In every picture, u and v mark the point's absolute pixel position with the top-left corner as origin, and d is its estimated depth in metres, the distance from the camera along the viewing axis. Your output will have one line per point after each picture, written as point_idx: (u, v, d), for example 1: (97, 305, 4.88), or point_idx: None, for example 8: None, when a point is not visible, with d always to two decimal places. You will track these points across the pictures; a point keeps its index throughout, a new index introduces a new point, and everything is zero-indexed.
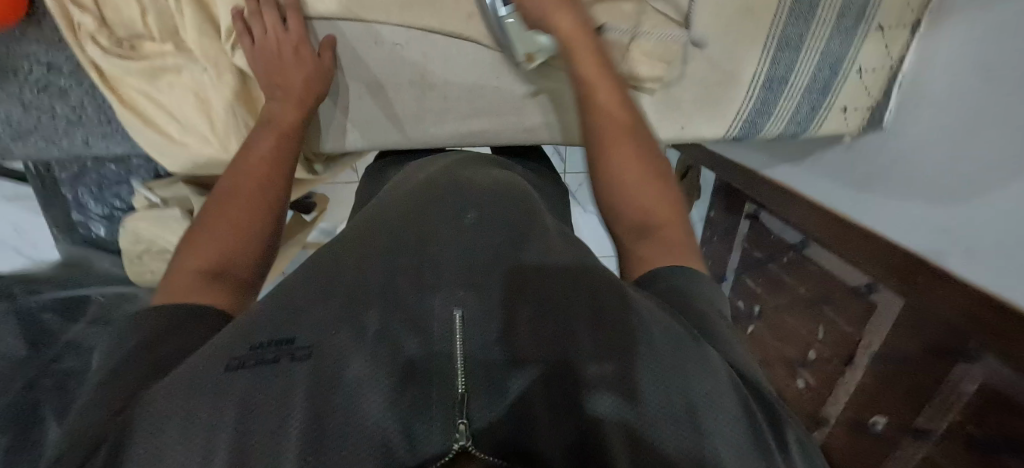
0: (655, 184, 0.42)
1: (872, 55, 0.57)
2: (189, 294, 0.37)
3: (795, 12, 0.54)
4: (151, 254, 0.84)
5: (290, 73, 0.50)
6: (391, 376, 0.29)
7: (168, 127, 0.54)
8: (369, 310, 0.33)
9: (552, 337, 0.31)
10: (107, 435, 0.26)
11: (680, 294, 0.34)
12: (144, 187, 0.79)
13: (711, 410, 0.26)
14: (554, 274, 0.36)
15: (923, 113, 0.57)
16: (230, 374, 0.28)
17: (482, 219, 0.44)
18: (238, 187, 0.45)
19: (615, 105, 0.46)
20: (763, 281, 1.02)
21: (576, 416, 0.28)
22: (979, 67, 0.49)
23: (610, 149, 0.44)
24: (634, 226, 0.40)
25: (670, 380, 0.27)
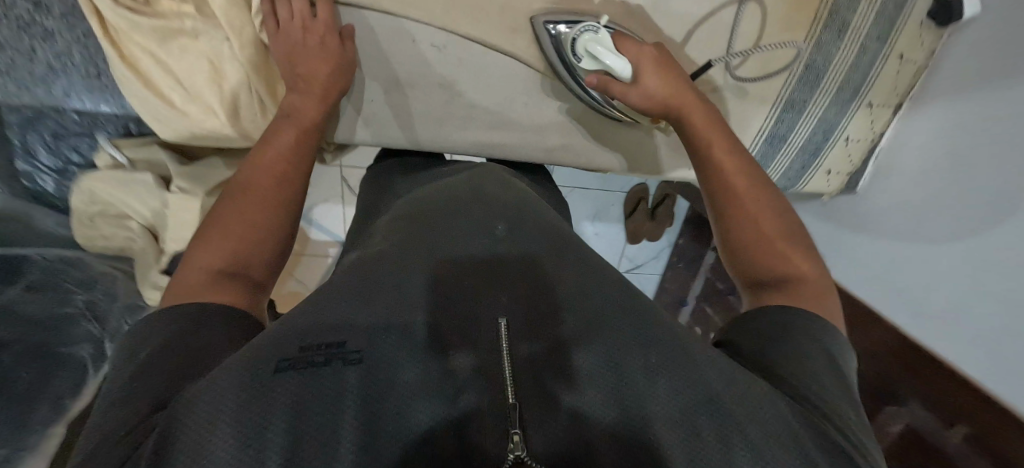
0: (786, 242, 0.44)
1: (859, 128, 0.63)
2: (203, 294, 0.36)
3: (804, 79, 0.58)
4: (106, 216, 0.77)
5: (314, 65, 0.46)
6: (444, 387, 0.32)
7: (170, 93, 0.50)
8: (415, 318, 0.36)
9: (601, 358, 0.33)
10: (147, 434, 0.26)
11: (773, 331, 0.38)
12: (111, 143, 0.72)
13: (758, 427, 0.29)
14: (591, 294, 0.39)
15: (896, 181, 0.66)
16: (282, 375, 0.29)
17: (512, 234, 0.46)
18: (255, 180, 0.43)
19: (734, 162, 0.47)
20: (722, 310, 1.13)
21: (630, 429, 0.30)
22: (949, 139, 0.58)
23: (739, 204, 0.46)
24: (763, 281, 0.43)
25: (714, 404, 0.30)
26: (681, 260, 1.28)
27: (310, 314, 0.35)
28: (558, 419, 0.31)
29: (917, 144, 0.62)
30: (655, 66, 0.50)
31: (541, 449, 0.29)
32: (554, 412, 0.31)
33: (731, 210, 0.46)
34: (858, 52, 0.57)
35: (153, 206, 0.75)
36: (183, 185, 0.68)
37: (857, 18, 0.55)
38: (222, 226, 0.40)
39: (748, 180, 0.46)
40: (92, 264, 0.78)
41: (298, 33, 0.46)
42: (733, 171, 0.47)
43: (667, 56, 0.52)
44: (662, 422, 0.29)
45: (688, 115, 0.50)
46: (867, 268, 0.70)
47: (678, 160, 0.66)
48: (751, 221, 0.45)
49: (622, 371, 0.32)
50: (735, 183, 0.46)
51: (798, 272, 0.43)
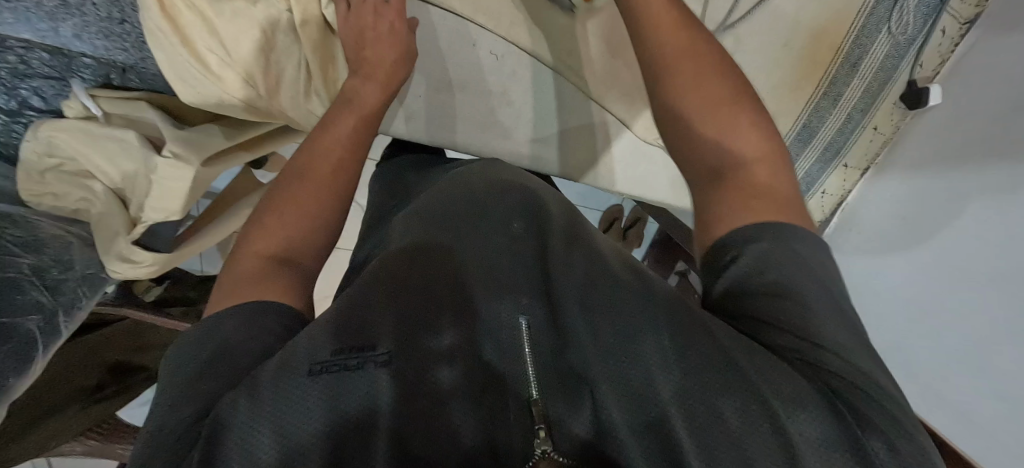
0: (734, 118, 0.38)
1: (834, 184, 0.73)
2: (254, 283, 0.33)
3: (800, 137, 0.67)
4: (61, 173, 0.66)
5: (381, 50, 0.47)
6: (473, 386, 0.29)
7: (207, 54, 0.46)
8: (442, 318, 0.32)
9: (620, 350, 0.29)
10: (197, 436, 0.24)
11: (767, 258, 0.30)
12: (87, 93, 0.63)
13: (789, 411, 0.24)
14: (620, 282, 0.35)
15: (864, 225, 0.75)
16: (315, 379, 0.27)
17: (528, 232, 0.41)
18: (309, 163, 0.41)
19: (673, 27, 0.42)
20: None
21: (656, 429, 0.26)
22: (914, 192, 0.68)
23: (677, 72, 0.40)
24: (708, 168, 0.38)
25: (746, 394, 0.25)
26: None
27: (344, 307, 0.32)
28: (582, 421, 0.28)
29: (884, 203, 0.72)
30: None
31: (568, 449, 0.26)
32: (579, 414, 0.28)
33: (673, 89, 0.40)
34: (845, 119, 0.67)
35: (125, 169, 0.65)
36: (179, 150, 0.61)
37: (847, 92, 0.65)
38: (275, 213, 0.38)
39: (693, 49, 0.41)
40: (42, 223, 0.67)
41: (370, 17, 0.47)
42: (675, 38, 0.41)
43: None
44: (682, 417, 0.26)
45: None
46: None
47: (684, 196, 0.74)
48: (692, 97, 0.39)
49: (641, 362, 0.28)
50: (674, 52, 0.41)
51: (740, 153, 0.37)
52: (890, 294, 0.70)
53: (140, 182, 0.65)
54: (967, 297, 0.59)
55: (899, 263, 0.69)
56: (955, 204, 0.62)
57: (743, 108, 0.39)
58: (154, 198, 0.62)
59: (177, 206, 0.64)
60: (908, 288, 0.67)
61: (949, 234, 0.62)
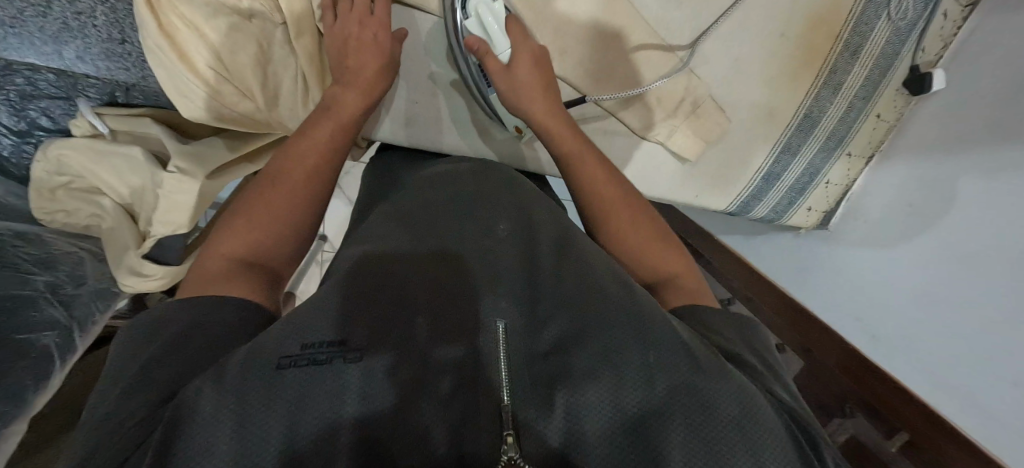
0: (646, 230, 0.46)
1: (837, 172, 0.71)
2: (219, 283, 0.34)
3: (801, 127, 0.66)
4: (71, 191, 0.67)
5: (362, 60, 0.46)
6: (445, 386, 0.29)
7: (205, 70, 0.46)
8: (417, 317, 0.33)
9: (602, 355, 0.30)
10: (157, 422, 0.25)
11: (718, 331, 0.36)
12: (93, 112, 0.64)
13: (758, 436, 0.27)
14: (592, 282, 0.35)
15: (873, 208, 0.73)
16: (281, 372, 0.27)
17: (514, 236, 0.41)
18: (286, 164, 0.42)
19: (585, 153, 0.49)
20: None
21: (630, 440, 0.27)
22: (917, 179, 0.67)
23: (596, 190, 0.47)
24: (652, 281, 0.44)
25: (737, 404, 0.28)
26: None
27: (330, 303, 0.32)
28: (552, 423, 0.28)
29: (887, 195, 0.71)
30: (531, 59, 0.52)
31: (532, 454, 0.27)
32: (548, 415, 0.29)
33: (606, 223, 0.46)
34: (847, 108, 0.65)
35: (133, 184, 0.67)
36: (184, 165, 0.62)
37: (848, 81, 0.63)
38: (248, 213, 0.39)
39: (603, 171, 0.48)
40: (55, 241, 0.68)
41: (354, 26, 0.46)
42: (587, 159, 0.49)
43: (544, 56, 0.54)
44: (665, 429, 0.27)
45: (553, 122, 0.51)
46: (834, 303, 0.79)
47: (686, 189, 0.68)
48: (618, 229, 0.46)
49: (625, 372, 0.29)
50: (593, 173, 0.48)
51: (671, 268, 0.44)
52: (899, 279, 0.69)
53: (147, 197, 0.66)
54: (984, 290, 0.58)
55: (905, 255, 0.68)
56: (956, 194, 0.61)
57: (653, 227, 0.46)
58: (161, 211, 0.64)
59: (186, 219, 0.65)
60: (912, 276, 0.67)
61: (955, 223, 0.61)
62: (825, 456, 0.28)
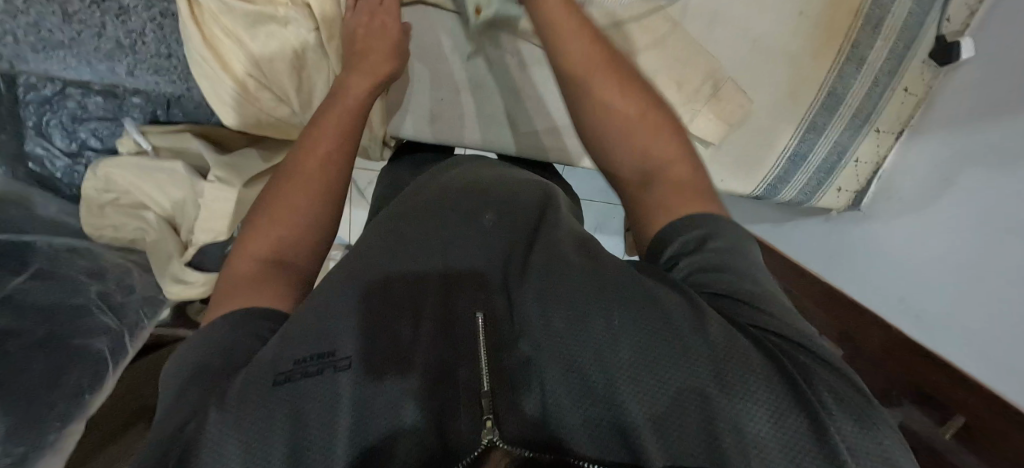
0: (643, 116, 0.41)
1: (867, 152, 0.70)
2: (248, 287, 0.35)
3: (826, 106, 0.65)
4: (120, 206, 0.71)
5: (375, 42, 0.48)
6: (424, 383, 0.30)
7: (242, 77, 0.49)
8: (402, 319, 0.34)
9: (571, 338, 0.31)
10: (176, 443, 0.25)
11: (716, 262, 0.31)
12: (137, 129, 0.69)
13: (750, 410, 0.24)
14: (576, 271, 0.34)
15: (903, 187, 0.71)
16: (277, 388, 0.28)
17: (500, 222, 0.43)
18: (293, 169, 0.42)
19: (579, 38, 0.45)
20: None
21: (613, 430, 0.28)
22: (952, 151, 0.64)
23: (588, 82, 0.43)
24: (639, 172, 0.40)
25: (760, 395, 0.24)
26: None
27: (318, 309, 0.33)
28: (529, 411, 0.30)
29: (919, 170, 0.69)
30: None
31: (512, 435, 0.28)
32: (525, 404, 0.30)
33: (598, 116, 0.43)
34: (872, 83, 0.64)
35: (173, 196, 0.70)
36: (221, 173, 0.66)
37: (872, 55, 0.62)
38: (266, 220, 0.39)
39: (596, 55, 0.44)
40: (105, 254, 0.72)
41: (365, 16, 0.48)
42: (576, 46, 0.45)
43: None
44: (640, 404, 0.26)
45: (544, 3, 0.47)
46: (873, 285, 0.76)
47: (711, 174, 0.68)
48: (610, 109, 0.42)
49: (592, 352, 0.29)
50: (580, 61, 0.44)
51: (663, 155, 0.40)
52: (940, 255, 0.66)
53: (189, 207, 0.69)
54: None
55: (943, 231, 0.66)
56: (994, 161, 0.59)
57: (648, 113, 0.42)
58: (203, 221, 0.67)
59: (226, 227, 0.67)
60: (954, 251, 0.64)
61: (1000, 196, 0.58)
62: (818, 385, 0.24)
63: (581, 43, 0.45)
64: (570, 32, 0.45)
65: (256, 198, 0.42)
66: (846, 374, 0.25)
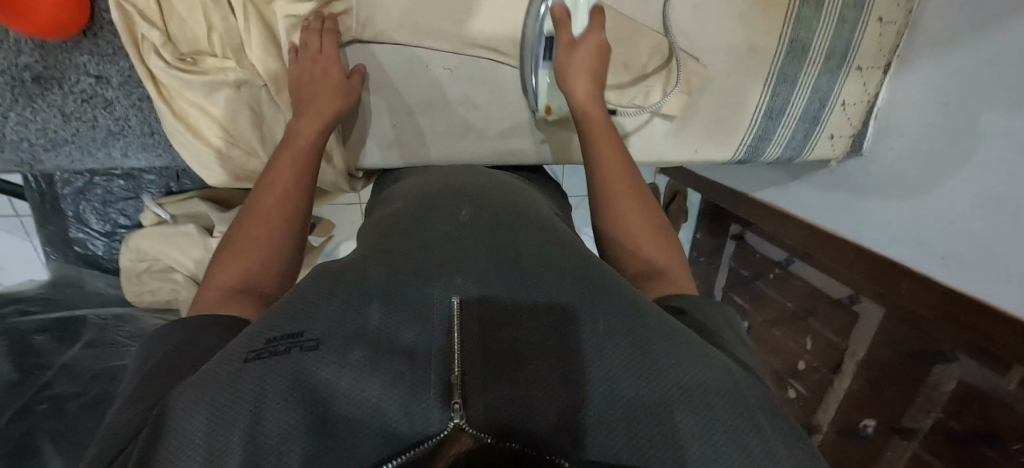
0: (644, 218, 0.51)
1: (853, 91, 0.65)
2: (217, 307, 0.39)
3: (791, 54, 0.62)
4: (152, 272, 0.80)
5: (318, 90, 0.52)
6: (389, 360, 0.31)
7: (215, 139, 0.55)
8: (369, 305, 0.35)
9: (559, 340, 0.34)
10: (144, 424, 0.28)
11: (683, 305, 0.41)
12: (155, 202, 0.77)
13: (716, 421, 0.30)
14: (566, 280, 0.39)
15: (903, 123, 0.65)
16: (250, 365, 0.30)
17: (475, 218, 0.48)
18: (258, 203, 0.46)
19: (607, 137, 0.56)
20: (749, 297, 1.14)
21: (580, 414, 0.30)
22: (950, 73, 0.58)
23: (609, 177, 0.53)
24: (641, 265, 0.48)
25: (718, 407, 0.30)
26: (701, 254, 1.31)
27: (288, 304, 0.35)
28: (500, 394, 0.31)
29: (915, 102, 0.63)
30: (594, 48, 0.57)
31: (481, 418, 0.29)
32: (494, 389, 0.31)
33: (612, 206, 0.51)
34: (838, 21, 0.60)
35: (195, 256, 0.76)
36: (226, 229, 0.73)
37: None
38: (234, 246, 0.43)
39: (619, 154, 0.55)
40: (147, 317, 0.81)
41: (307, 65, 0.52)
42: (605, 141, 0.55)
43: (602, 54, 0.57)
44: (617, 402, 0.31)
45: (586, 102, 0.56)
46: (889, 234, 0.69)
47: (682, 147, 0.67)
48: (624, 217, 0.50)
49: (580, 355, 0.33)
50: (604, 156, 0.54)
51: (658, 251, 0.49)
52: (957, 184, 0.59)
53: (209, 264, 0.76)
54: None
55: (957, 163, 0.59)
56: (1002, 75, 0.52)
57: (649, 221, 0.51)
58: None
59: None
60: (970, 176, 0.57)
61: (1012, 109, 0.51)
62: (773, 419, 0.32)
63: (608, 143, 0.55)
64: (600, 130, 0.56)
65: (228, 228, 0.46)
66: (778, 407, 0.34)
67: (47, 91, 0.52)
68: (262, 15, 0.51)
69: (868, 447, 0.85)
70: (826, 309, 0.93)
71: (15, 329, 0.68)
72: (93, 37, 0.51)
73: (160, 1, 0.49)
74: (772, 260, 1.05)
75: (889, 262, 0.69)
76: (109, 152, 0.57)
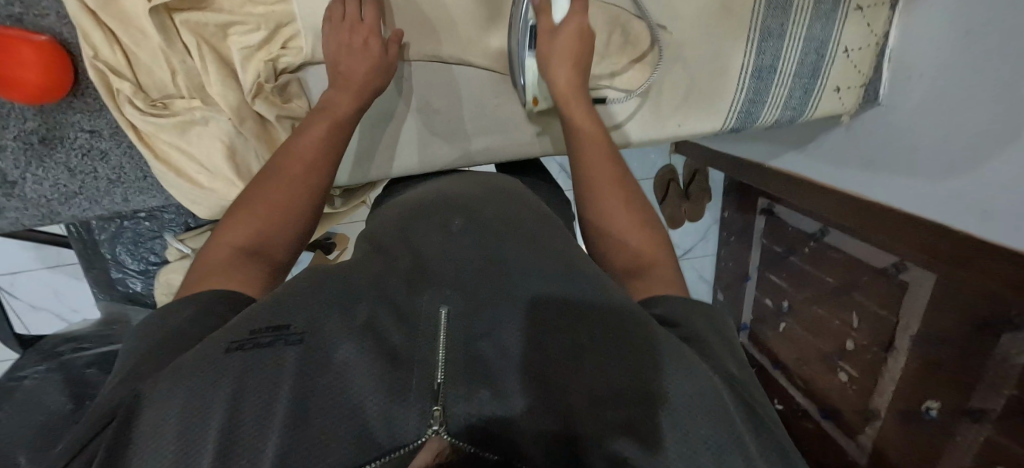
0: (631, 211, 0.46)
1: (854, 35, 0.58)
2: (225, 268, 0.38)
3: (773, 4, 0.55)
4: None
5: (354, 64, 0.52)
6: (377, 362, 0.28)
7: (197, 176, 0.57)
8: (358, 304, 0.32)
9: (542, 341, 0.31)
10: (115, 415, 0.25)
11: (679, 316, 0.35)
12: (177, 239, 0.82)
13: (696, 431, 0.25)
14: (548, 278, 0.35)
15: (921, 63, 0.57)
16: (229, 354, 0.26)
17: (467, 227, 0.44)
18: (277, 177, 0.45)
19: (584, 121, 0.53)
20: (787, 275, 1.05)
21: (556, 424, 0.28)
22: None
23: (585, 165, 0.50)
24: (626, 266, 0.43)
25: (709, 421, 0.26)
26: (732, 235, 1.22)
27: (280, 295, 0.32)
28: (481, 400, 0.29)
29: (930, 36, 0.55)
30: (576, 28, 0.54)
31: (458, 426, 0.28)
32: (474, 398, 0.29)
33: (592, 195, 0.48)
34: None
35: None
36: None
37: None
38: (253, 205, 0.43)
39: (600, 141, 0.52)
40: None
41: (344, 34, 0.52)
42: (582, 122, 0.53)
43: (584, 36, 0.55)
44: (591, 412, 0.27)
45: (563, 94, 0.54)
46: (917, 195, 0.61)
47: (662, 125, 0.62)
48: (608, 217, 0.46)
49: (563, 353, 0.30)
50: (588, 144, 0.51)
51: (641, 245, 0.44)
52: (983, 123, 0.50)
53: None
54: None
55: (982, 102, 0.50)
56: None
57: (624, 205, 0.46)
58: None
59: None
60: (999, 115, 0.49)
61: None
62: (765, 440, 0.27)
63: (584, 127, 0.53)
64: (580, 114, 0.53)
65: (235, 200, 0.44)
66: (764, 417, 0.29)
67: (51, 150, 0.57)
68: (219, 52, 0.54)
69: (932, 434, 0.75)
70: (871, 282, 0.83)
71: (70, 364, 0.75)
72: (80, 95, 0.56)
73: (127, 54, 0.52)
74: (806, 233, 0.96)
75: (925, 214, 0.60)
76: (112, 198, 0.62)
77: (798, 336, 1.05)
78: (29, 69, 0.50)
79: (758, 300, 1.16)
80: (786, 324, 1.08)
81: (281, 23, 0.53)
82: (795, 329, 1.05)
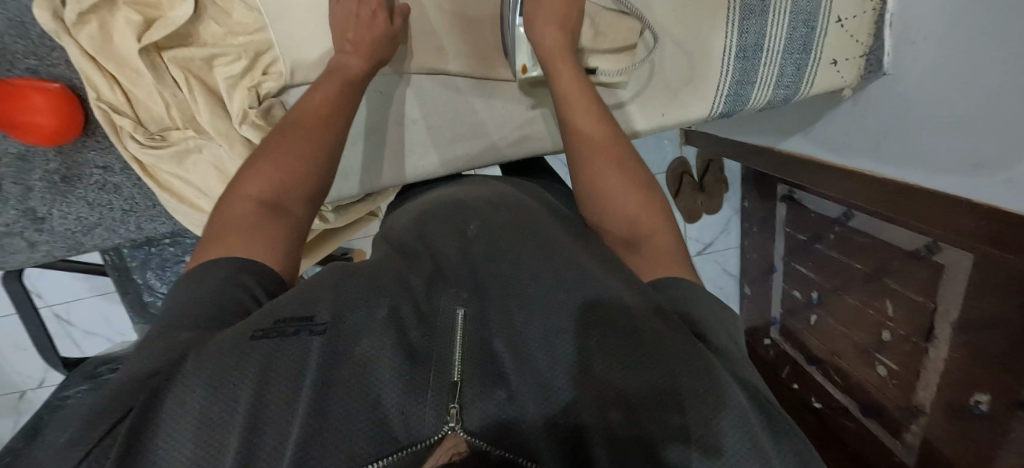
0: (624, 177, 0.43)
1: (844, 3, 0.55)
2: (249, 227, 0.37)
3: None
4: None
5: (363, 31, 0.53)
6: (397, 357, 0.28)
7: (198, 200, 0.61)
8: (388, 300, 0.33)
9: (560, 331, 0.30)
10: (134, 403, 0.25)
11: (684, 302, 0.33)
12: None
13: (727, 429, 0.23)
14: (552, 269, 0.34)
15: (927, 23, 0.52)
16: (252, 343, 0.27)
17: (482, 232, 0.43)
18: (294, 133, 0.43)
19: (570, 83, 0.50)
20: (813, 264, 0.99)
21: (565, 423, 0.27)
22: None
23: (575, 127, 0.47)
24: (623, 237, 0.41)
25: (736, 428, 0.23)
26: (754, 225, 1.17)
27: (304, 291, 0.33)
28: (496, 399, 0.28)
29: None
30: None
31: (475, 425, 0.26)
32: (489, 397, 0.28)
33: (586, 162, 0.44)
34: None
35: None
36: None
37: None
38: (271, 157, 0.41)
39: (595, 104, 0.48)
40: None
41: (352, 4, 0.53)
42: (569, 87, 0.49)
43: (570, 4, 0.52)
44: (615, 408, 0.26)
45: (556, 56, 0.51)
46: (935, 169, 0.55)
47: (648, 112, 0.60)
48: (606, 190, 0.42)
49: (583, 347, 0.29)
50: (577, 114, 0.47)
51: (636, 210, 0.41)
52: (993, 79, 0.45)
53: None
54: None
55: (988, 58, 0.46)
56: None
57: (616, 169, 0.43)
58: None
59: None
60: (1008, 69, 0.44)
61: None
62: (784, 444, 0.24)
63: (574, 95, 0.49)
64: (570, 83, 0.50)
65: (253, 151, 0.43)
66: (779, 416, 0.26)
67: (70, 187, 0.62)
68: (206, 83, 0.57)
69: (983, 430, 0.68)
70: (903, 266, 0.77)
71: None
72: (90, 134, 0.61)
73: (127, 92, 0.56)
74: (830, 217, 0.90)
75: (939, 196, 0.55)
76: (128, 227, 0.67)
77: (831, 329, 0.98)
78: (42, 114, 0.54)
79: (787, 292, 1.09)
80: (817, 316, 1.01)
81: (260, 51, 0.57)
82: (827, 321, 0.99)
